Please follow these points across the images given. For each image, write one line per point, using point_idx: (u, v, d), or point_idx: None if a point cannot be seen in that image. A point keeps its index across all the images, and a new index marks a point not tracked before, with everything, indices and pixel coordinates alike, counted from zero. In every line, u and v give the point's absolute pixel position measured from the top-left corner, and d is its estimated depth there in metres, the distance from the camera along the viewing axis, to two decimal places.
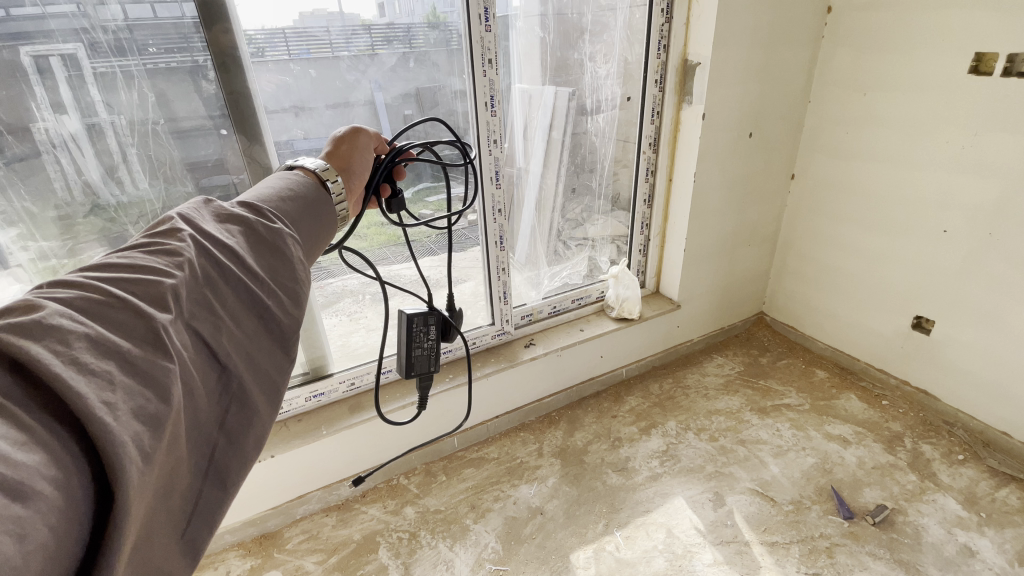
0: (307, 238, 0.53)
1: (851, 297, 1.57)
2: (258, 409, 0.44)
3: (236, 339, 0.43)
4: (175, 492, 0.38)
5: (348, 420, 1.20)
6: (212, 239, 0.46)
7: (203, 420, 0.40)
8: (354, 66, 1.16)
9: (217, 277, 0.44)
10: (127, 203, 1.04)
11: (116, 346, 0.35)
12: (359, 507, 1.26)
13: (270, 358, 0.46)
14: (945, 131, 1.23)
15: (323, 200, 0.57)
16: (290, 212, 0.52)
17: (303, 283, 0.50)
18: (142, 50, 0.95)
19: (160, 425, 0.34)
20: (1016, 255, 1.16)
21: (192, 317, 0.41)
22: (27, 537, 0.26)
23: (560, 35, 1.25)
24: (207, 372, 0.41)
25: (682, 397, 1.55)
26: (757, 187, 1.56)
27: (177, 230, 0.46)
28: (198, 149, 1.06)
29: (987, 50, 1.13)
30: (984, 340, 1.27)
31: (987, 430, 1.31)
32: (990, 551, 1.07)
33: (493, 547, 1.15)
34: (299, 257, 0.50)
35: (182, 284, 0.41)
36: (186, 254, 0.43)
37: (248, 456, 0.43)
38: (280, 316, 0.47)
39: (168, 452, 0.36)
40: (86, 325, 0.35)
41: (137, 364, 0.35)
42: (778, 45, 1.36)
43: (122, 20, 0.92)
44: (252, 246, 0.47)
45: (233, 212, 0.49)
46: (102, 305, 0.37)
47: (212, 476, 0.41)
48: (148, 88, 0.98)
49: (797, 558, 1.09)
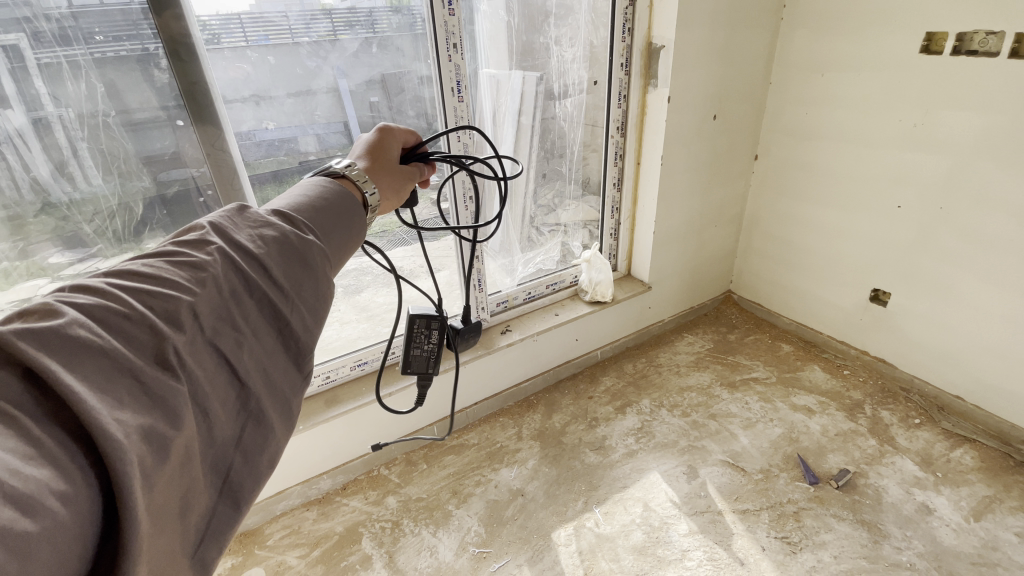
0: (335, 249, 0.50)
1: (812, 273, 1.63)
2: (274, 428, 0.41)
3: (256, 355, 0.40)
4: (191, 514, 0.35)
5: (324, 414, 1.19)
6: (239, 250, 0.43)
7: (218, 440, 0.37)
8: (315, 53, 1.12)
9: (241, 290, 0.41)
10: (79, 200, 0.99)
11: (129, 363, 0.32)
12: (340, 499, 1.26)
13: (286, 376, 0.42)
14: (901, 108, 1.27)
15: (356, 210, 0.54)
16: (322, 223, 0.49)
17: (326, 298, 0.46)
18: (88, 38, 0.91)
19: (165, 449, 0.32)
20: (966, 228, 1.23)
21: (214, 335, 0.38)
22: (30, 557, 0.24)
23: (526, 18, 1.23)
24: (226, 389, 0.38)
25: (655, 375, 1.60)
26: (722, 169, 1.60)
27: (206, 241, 0.42)
28: (154, 142, 1.01)
29: (937, 29, 1.17)
30: (938, 309, 1.34)
31: (941, 395, 1.40)
32: (946, 508, 1.15)
33: (476, 530, 1.17)
34: (327, 271, 0.46)
35: (201, 300, 0.38)
36: (211, 268, 0.40)
37: (261, 476, 0.40)
38: (300, 332, 0.44)
39: (178, 473, 0.33)
40: (102, 336, 0.32)
41: (147, 384, 0.32)
42: (740, 26, 1.39)
43: (66, 8, 0.88)
44: (282, 257, 0.44)
45: (268, 221, 0.46)
46: (121, 317, 0.34)
47: (226, 495, 0.38)
48: (97, 78, 0.93)
49: (766, 524, 1.14)
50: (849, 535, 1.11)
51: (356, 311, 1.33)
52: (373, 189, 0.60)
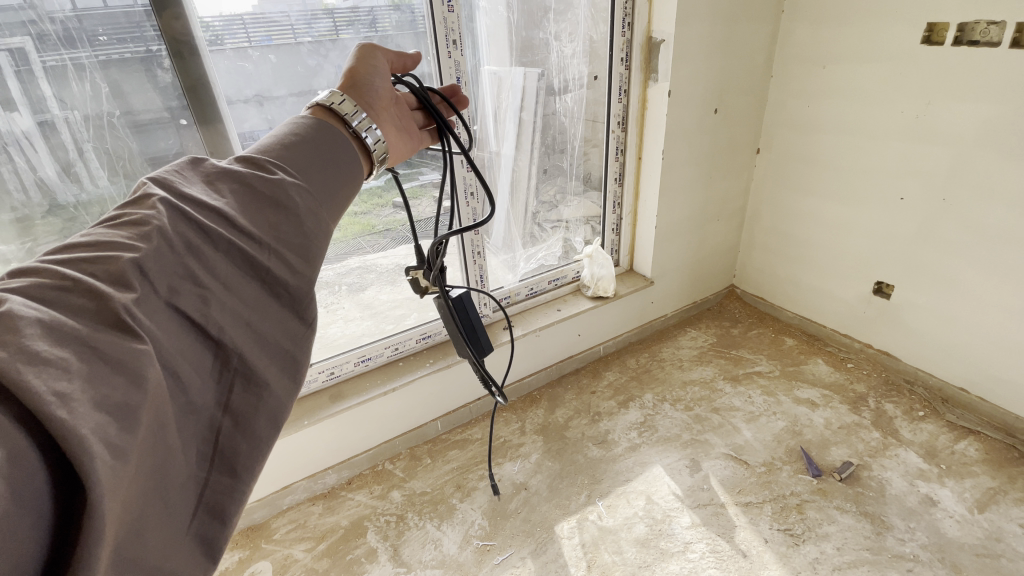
0: (321, 186, 0.49)
1: (813, 264, 1.63)
2: (266, 385, 0.41)
3: (230, 308, 0.40)
4: (171, 486, 0.35)
5: (328, 410, 1.20)
6: (194, 204, 0.42)
7: (198, 405, 0.37)
8: (316, 51, 1.13)
9: (202, 242, 0.40)
10: (86, 201, 1.00)
11: (73, 331, 0.32)
12: (345, 494, 1.27)
13: (274, 326, 0.42)
14: (905, 100, 1.26)
15: (339, 139, 0.53)
16: (294, 160, 0.48)
17: (313, 236, 0.46)
18: (91, 39, 0.91)
19: (130, 414, 0.31)
20: (969, 218, 1.23)
21: (172, 294, 0.37)
22: None
23: (525, 14, 1.23)
24: (195, 351, 0.38)
25: (658, 369, 1.60)
26: (723, 161, 1.59)
27: (149, 196, 0.41)
28: (158, 142, 1.03)
29: (938, 19, 1.16)
30: (940, 300, 1.34)
31: (945, 387, 1.40)
32: (950, 500, 1.15)
33: (480, 523, 1.18)
34: (304, 207, 0.46)
35: (148, 256, 0.37)
36: (156, 220, 0.39)
37: (258, 437, 0.40)
38: (285, 278, 0.43)
39: (150, 443, 0.33)
40: (40, 309, 0.32)
41: (100, 349, 0.32)
42: (740, 18, 1.38)
43: (70, 10, 0.89)
44: (245, 204, 0.44)
45: (224, 172, 0.45)
46: (59, 291, 0.34)
47: (218, 463, 0.38)
48: (101, 78, 0.94)
49: (769, 516, 1.15)
50: (852, 527, 1.11)
51: (360, 309, 1.33)
52: (360, 116, 0.56)
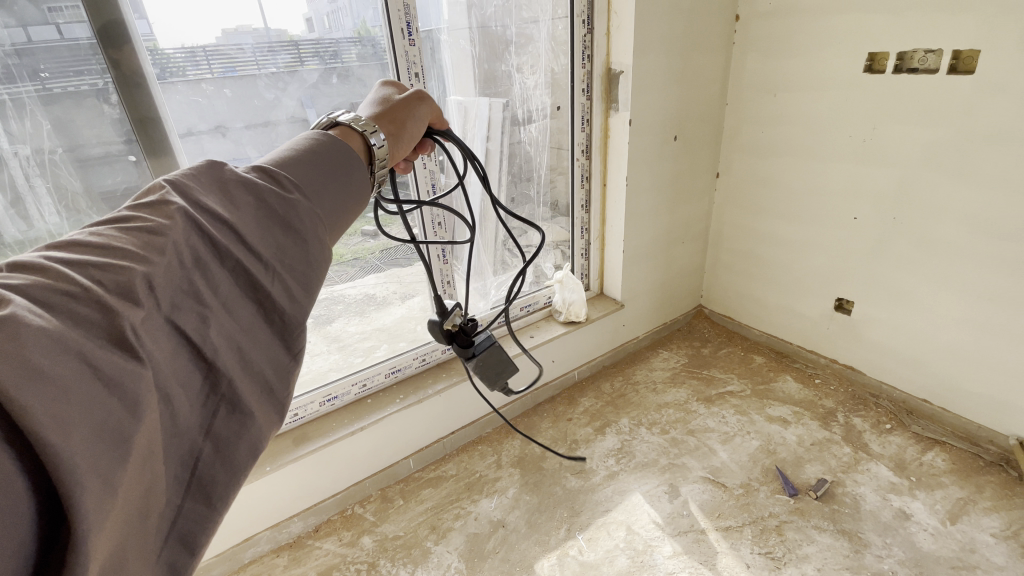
0: (328, 214, 0.44)
1: (774, 283, 1.68)
2: (255, 415, 0.36)
3: (226, 331, 0.35)
4: (151, 514, 0.31)
5: (293, 453, 1.13)
6: (206, 213, 0.36)
7: (183, 429, 0.33)
8: (274, 84, 1.11)
9: (209, 257, 0.35)
10: (30, 239, 0.95)
11: (78, 341, 0.27)
12: (312, 542, 1.20)
13: (263, 353, 0.38)
14: (857, 127, 1.33)
15: (354, 164, 0.48)
16: (307, 179, 0.43)
17: (316, 264, 0.41)
18: (33, 74, 0.87)
19: (125, 443, 0.27)
20: (916, 235, 1.29)
21: (173, 310, 0.32)
22: None
23: (486, 48, 1.26)
24: (188, 372, 0.33)
25: (633, 394, 1.59)
26: (685, 188, 1.64)
27: (167, 204, 0.36)
28: (106, 178, 0.97)
29: (878, 50, 1.24)
30: (899, 315, 1.39)
31: (909, 399, 1.43)
32: (922, 513, 1.16)
33: (457, 566, 1.12)
34: (313, 232, 0.41)
35: (159, 271, 0.32)
36: (170, 233, 0.34)
37: (241, 467, 0.35)
38: (283, 305, 0.39)
39: (139, 470, 0.29)
40: (46, 316, 0.27)
41: (99, 367, 0.27)
42: (693, 52, 1.44)
43: (9, 46, 0.84)
44: (260, 220, 0.39)
45: (242, 180, 0.40)
46: (64, 295, 0.29)
47: (194, 489, 0.34)
48: (43, 115, 0.89)
49: (750, 540, 1.13)
50: (831, 546, 1.11)
51: (327, 341, 1.31)
52: (381, 139, 0.55)
